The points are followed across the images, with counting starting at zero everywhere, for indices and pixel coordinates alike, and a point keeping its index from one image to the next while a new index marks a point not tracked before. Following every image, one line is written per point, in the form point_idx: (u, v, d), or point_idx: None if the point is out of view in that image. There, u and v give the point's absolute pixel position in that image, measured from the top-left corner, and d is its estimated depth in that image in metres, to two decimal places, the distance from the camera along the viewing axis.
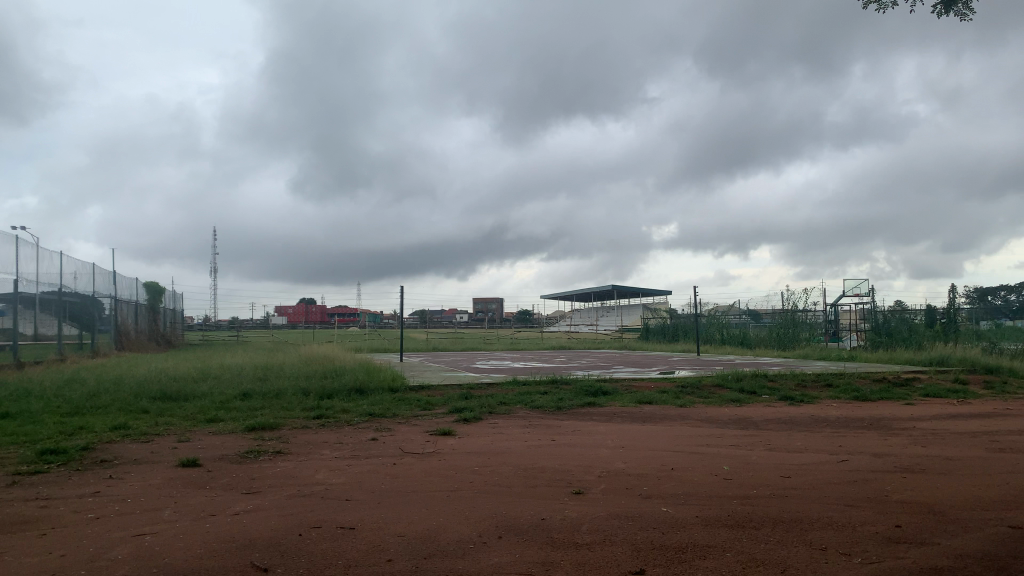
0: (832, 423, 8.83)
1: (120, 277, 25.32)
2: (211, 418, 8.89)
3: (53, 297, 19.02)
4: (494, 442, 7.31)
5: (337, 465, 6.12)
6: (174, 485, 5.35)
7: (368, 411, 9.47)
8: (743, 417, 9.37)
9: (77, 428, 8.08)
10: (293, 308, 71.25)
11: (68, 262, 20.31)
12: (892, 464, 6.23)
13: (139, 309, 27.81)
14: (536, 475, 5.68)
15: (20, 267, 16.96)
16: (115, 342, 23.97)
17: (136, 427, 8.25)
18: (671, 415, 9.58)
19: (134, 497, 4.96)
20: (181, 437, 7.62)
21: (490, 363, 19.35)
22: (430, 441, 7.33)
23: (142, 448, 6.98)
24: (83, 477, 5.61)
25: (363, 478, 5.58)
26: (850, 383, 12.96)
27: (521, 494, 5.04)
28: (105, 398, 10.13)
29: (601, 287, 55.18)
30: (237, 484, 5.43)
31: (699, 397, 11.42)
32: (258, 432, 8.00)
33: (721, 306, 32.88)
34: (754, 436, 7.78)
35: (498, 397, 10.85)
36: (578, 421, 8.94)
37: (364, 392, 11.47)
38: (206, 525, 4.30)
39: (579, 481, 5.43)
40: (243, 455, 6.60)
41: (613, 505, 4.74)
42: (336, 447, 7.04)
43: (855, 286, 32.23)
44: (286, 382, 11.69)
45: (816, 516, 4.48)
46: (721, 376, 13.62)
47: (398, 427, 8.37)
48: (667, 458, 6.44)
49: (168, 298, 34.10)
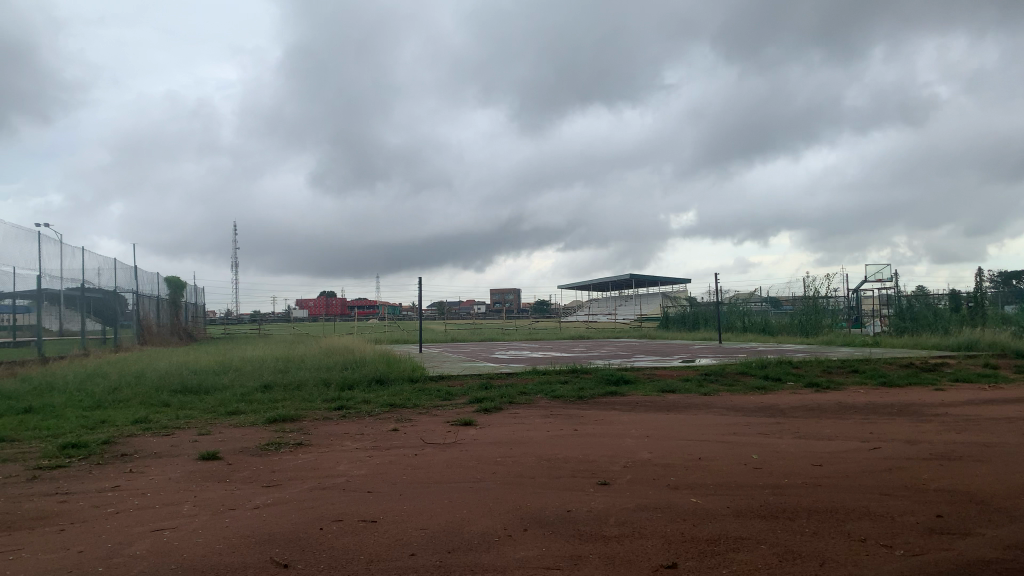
0: (861, 409, 8.63)
1: (141, 272, 25.48)
2: (232, 411, 8.86)
3: (77, 292, 19.14)
4: (516, 431, 7.20)
5: (358, 456, 6.04)
6: (193, 479, 5.29)
7: (389, 402, 9.40)
8: (769, 405, 9.21)
9: (98, 422, 8.08)
10: (313, 301, 71.56)
11: (90, 258, 20.42)
12: (927, 451, 6.05)
13: (160, 303, 27.98)
14: (560, 465, 5.57)
15: (44, 264, 17.06)
16: (137, 336, 24.09)
17: (156, 421, 8.23)
18: (696, 403, 9.42)
19: (154, 491, 4.90)
20: (202, 430, 7.58)
21: (509, 353, 19.25)
22: (451, 432, 7.23)
23: (163, 442, 6.94)
24: (104, 471, 5.57)
25: (384, 469, 5.49)
26: (877, 369, 12.73)
27: (545, 485, 4.92)
28: (126, 392, 10.13)
29: (619, 277, 54.91)
30: (258, 477, 5.36)
31: (722, 384, 11.25)
32: (279, 424, 7.95)
33: (741, 293, 32.55)
34: (782, 424, 7.62)
35: (519, 387, 10.74)
36: (601, 410, 8.82)
37: (384, 382, 11.42)
38: (226, 520, 4.22)
39: (604, 472, 5.30)
40: (264, 448, 6.54)
41: (640, 496, 4.61)
42: (356, 438, 6.97)
43: (878, 270, 31.77)
44: (306, 374, 11.66)
45: (852, 506, 4.32)
46: (744, 364, 13.44)
47: (419, 417, 8.30)
48: (693, 447, 6.30)
49: (189, 292, 34.29)
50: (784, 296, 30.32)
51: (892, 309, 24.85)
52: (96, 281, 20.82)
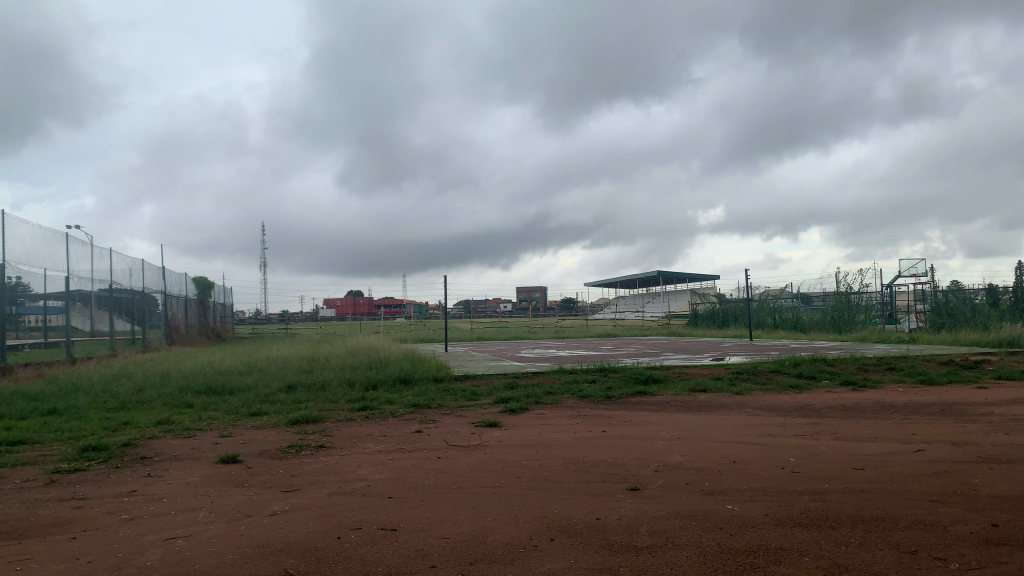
0: (901, 409, 8.30)
1: (169, 273, 25.63)
2: (255, 412, 8.76)
3: (106, 293, 19.28)
4: (542, 433, 6.99)
5: (380, 459, 5.88)
6: (211, 484, 5.15)
7: (413, 402, 9.27)
8: (805, 404, 8.91)
9: (120, 424, 8.01)
10: (340, 300, 71.92)
11: (119, 259, 20.55)
12: (975, 453, 5.74)
13: (188, 303, 28.15)
14: (587, 469, 5.36)
15: (73, 265, 17.16)
16: (166, 337, 24.23)
17: (178, 422, 8.15)
18: (728, 403, 9.14)
19: (171, 497, 4.78)
20: (224, 432, 7.47)
21: (535, 351, 19.06)
22: (475, 434, 7.04)
23: (183, 444, 6.85)
24: (121, 476, 5.46)
25: (407, 473, 5.33)
26: (916, 367, 12.32)
27: (574, 491, 4.71)
28: (151, 393, 10.09)
29: (646, 275, 54.49)
30: (276, 481, 5.22)
31: (755, 383, 10.93)
32: (301, 425, 7.83)
33: (771, 289, 32.01)
34: (819, 425, 7.33)
35: (545, 387, 10.54)
36: (630, 410, 8.59)
37: (408, 382, 11.28)
38: (242, 528, 4.08)
39: (635, 477, 5.08)
40: (285, 450, 6.40)
41: (672, 503, 4.39)
42: (378, 440, 6.81)
43: (912, 265, 31.10)
44: (331, 374, 11.55)
45: (900, 515, 4.06)
46: (777, 362, 13.10)
47: (443, 418, 8.13)
48: (727, 450, 6.04)
49: (216, 293, 34.51)
50: (815, 292, 29.75)
51: (928, 305, 24.24)
52: (125, 282, 20.96)
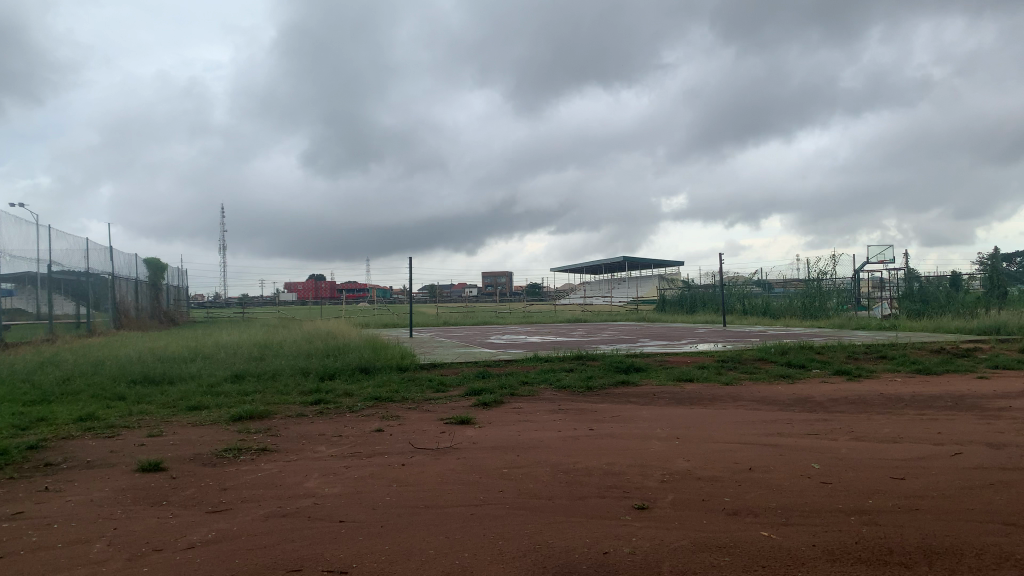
0: (912, 403, 7.58)
1: (118, 254, 24.08)
2: (194, 405, 7.76)
3: (50, 274, 17.82)
4: (521, 433, 6.10)
5: (332, 468, 4.94)
6: (119, 502, 4.17)
7: (373, 394, 8.35)
8: (806, 397, 8.16)
9: (35, 420, 6.95)
10: (302, 283, 70.21)
11: (63, 238, 19.09)
12: (1022, 458, 5.00)
13: (138, 286, 26.61)
14: (581, 480, 4.49)
15: (9, 242, 15.69)
16: (113, 320, 22.74)
17: (105, 418, 7.12)
18: (720, 395, 8.36)
19: (64, 522, 3.80)
20: (152, 431, 6.44)
21: (505, 337, 18.25)
22: (445, 434, 6.13)
23: (101, 447, 5.81)
24: (10, 491, 4.42)
25: (363, 487, 4.40)
26: (908, 355, 11.70)
27: (569, 512, 3.85)
28: (78, 384, 8.99)
29: (613, 261, 54.00)
30: (203, 497, 4.26)
31: (744, 373, 10.18)
32: (245, 422, 6.87)
33: (740, 274, 31.49)
34: (830, 422, 6.55)
35: (518, 376, 9.68)
36: (615, 404, 7.77)
37: (369, 371, 10.33)
38: (145, 569, 3.13)
39: (640, 491, 4.23)
40: (220, 455, 5.40)
41: (695, 531, 3.55)
42: (334, 441, 5.89)
43: (880, 250, 30.99)
44: (283, 362, 10.52)
45: (979, 545, 3.27)
46: (763, 348, 12.43)
47: (408, 414, 7.22)
48: (737, 454, 5.23)
49: (170, 276, 32.94)
50: (783, 278, 29.35)
51: (902, 289, 23.84)
52: (69, 263, 19.49)
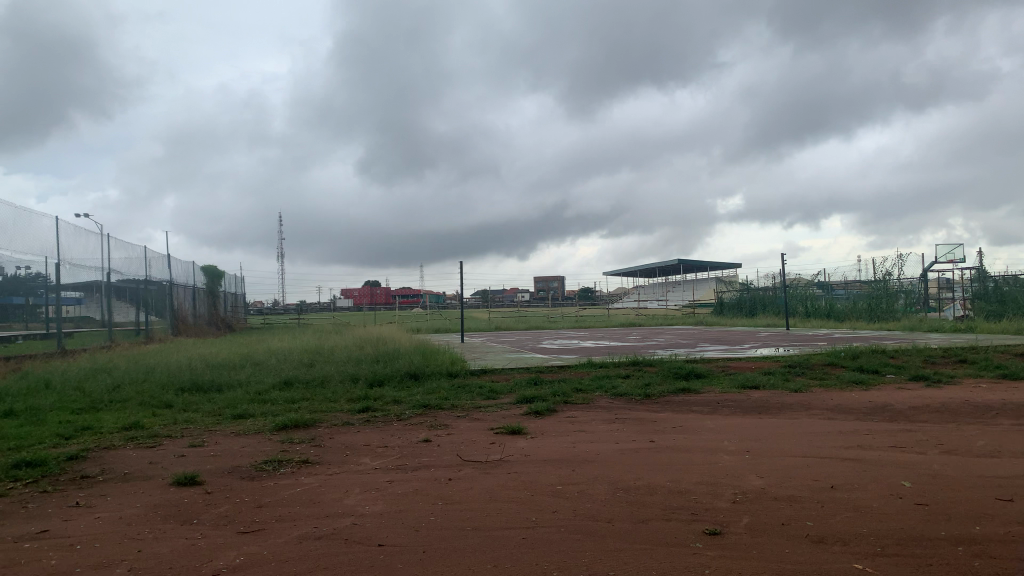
0: (1006, 412, 6.91)
1: (176, 261, 24.39)
2: (239, 414, 7.57)
3: (109, 282, 17.98)
4: (575, 445, 5.69)
5: (374, 483, 4.62)
6: (149, 520, 3.91)
7: (421, 402, 8.05)
8: (884, 405, 7.54)
9: (80, 429, 6.83)
10: (357, 289, 70.88)
11: (122, 247, 19.34)
12: None
13: (196, 294, 26.96)
14: (644, 499, 4.08)
15: (68, 250, 15.81)
16: (171, 327, 22.99)
17: (149, 427, 6.96)
18: (790, 403, 7.80)
19: (87, 543, 3.55)
20: (194, 442, 6.23)
21: (558, 342, 17.85)
22: (495, 445, 5.76)
23: (140, 458, 5.60)
24: (40, 506, 4.22)
25: (406, 505, 4.07)
26: (992, 359, 10.89)
27: (631, 537, 3.45)
28: (128, 391, 8.91)
29: (667, 264, 53.12)
30: (237, 516, 3.98)
31: (813, 379, 9.56)
32: (289, 432, 6.63)
33: (801, 276, 30.47)
34: (916, 433, 5.97)
35: (572, 383, 9.26)
36: (677, 413, 7.29)
37: (419, 377, 10.05)
38: None
39: (711, 513, 3.80)
40: (259, 468, 5.14)
41: (776, 562, 3.11)
42: (379, 453, 5.58)
43: (950, 249, 29.62)
44: (332, 368, 10.32)
45: None
46: (831, 353, 11.77)
47: (456, 423, 6.89)
48: (816, 470, 4.72)
49: (228, 282, 33.41)
50: (843, 279, 28.26)
51: (974, 289, 22.61)
52: (129, 270, 19.72)
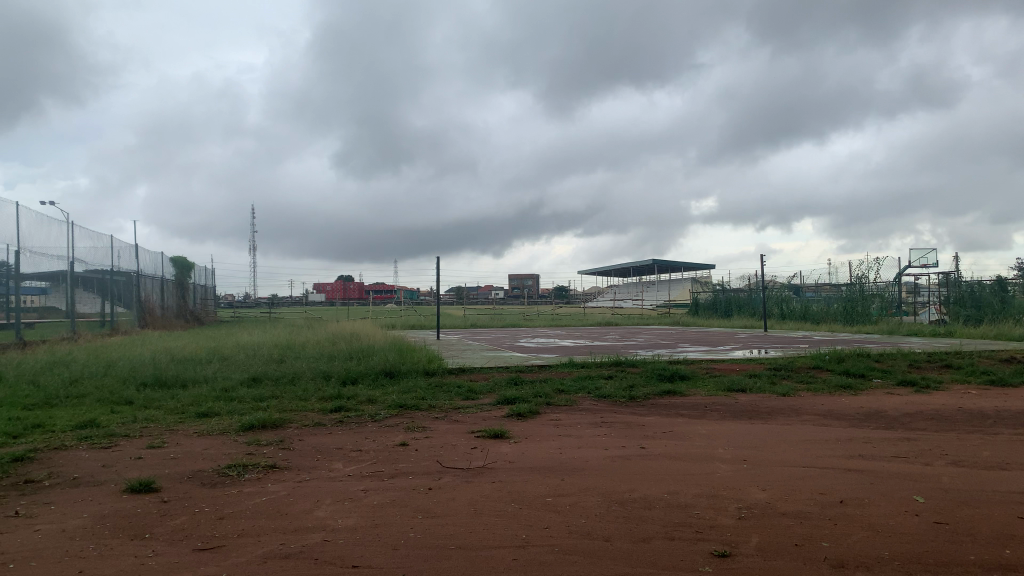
0: (1002, 420, 6.69)
1: (144, 252, 23.66)
2: (204, 411, 7.15)
3: (74, 272, 17.28)
4: (563, 451, 5.37)
5: (348, 492, 4.25)
6: (96, 534, 3.51)
7: (397, 401, 7.68)
8: (877, 411, 7.31)
9: (30, 427, 6.37)
10: (332, 283, 70.24)
11: (87, 235, 18.63)
12: None
13: (165, 285, 26.23)
14: (642, 514, 3.76)
15: (30, 238, 15.10)
16: (137, 319, 22.26)
17: (105, 425, 6.51)
18: (780, 407, 7.55)
19: (22, 561, 3.15)
20: (154, 442, 5.81)
21: (536, 341, 17.54)
22: (477, 450, 5.42)
23: (93, 460, 5.18)
24: None
25: (383, 519, 3.71)
26: (977, 365, 10.74)
27: (632, 559, 3.12)
28: (86, 386, 8.43)
29: (643, 264, 53.06)
30: (194, 529, 3.59)
31: (800, 383, 9.33)
32: (256, 433, 6.23)
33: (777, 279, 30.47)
34: (916, 442, 5.72)
35: (554, 383, 8.96)
36: (665, 416, 7.00)
37: (394, 375, 9.66)
38: None
39: (717, 532, 3.49)
40: (223, 473, 4.74)
41: None
42: (354, 458, 5.20)
43: (922, 254, 29.78)
44: (304, 365, 9.91)
45: None
46: (815, 356, 11.57)
47: (435, 425, 6.53)
48: (820, 482, 4.44)
49: (198, 274, 32.61)
50: (816, 281, 28.32)
51: (947, 294, 22.68)
52: (94, 260, 19.01)
